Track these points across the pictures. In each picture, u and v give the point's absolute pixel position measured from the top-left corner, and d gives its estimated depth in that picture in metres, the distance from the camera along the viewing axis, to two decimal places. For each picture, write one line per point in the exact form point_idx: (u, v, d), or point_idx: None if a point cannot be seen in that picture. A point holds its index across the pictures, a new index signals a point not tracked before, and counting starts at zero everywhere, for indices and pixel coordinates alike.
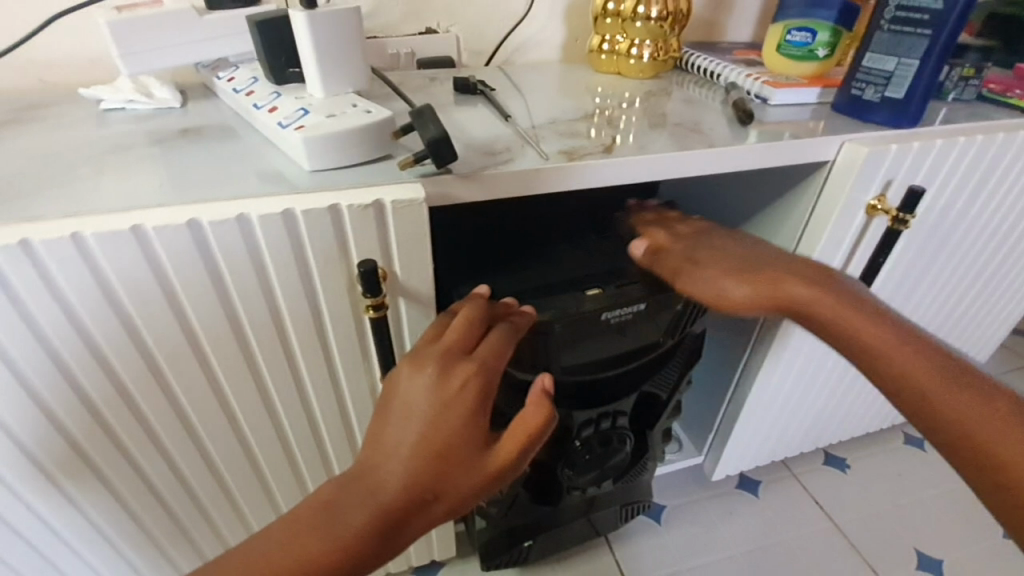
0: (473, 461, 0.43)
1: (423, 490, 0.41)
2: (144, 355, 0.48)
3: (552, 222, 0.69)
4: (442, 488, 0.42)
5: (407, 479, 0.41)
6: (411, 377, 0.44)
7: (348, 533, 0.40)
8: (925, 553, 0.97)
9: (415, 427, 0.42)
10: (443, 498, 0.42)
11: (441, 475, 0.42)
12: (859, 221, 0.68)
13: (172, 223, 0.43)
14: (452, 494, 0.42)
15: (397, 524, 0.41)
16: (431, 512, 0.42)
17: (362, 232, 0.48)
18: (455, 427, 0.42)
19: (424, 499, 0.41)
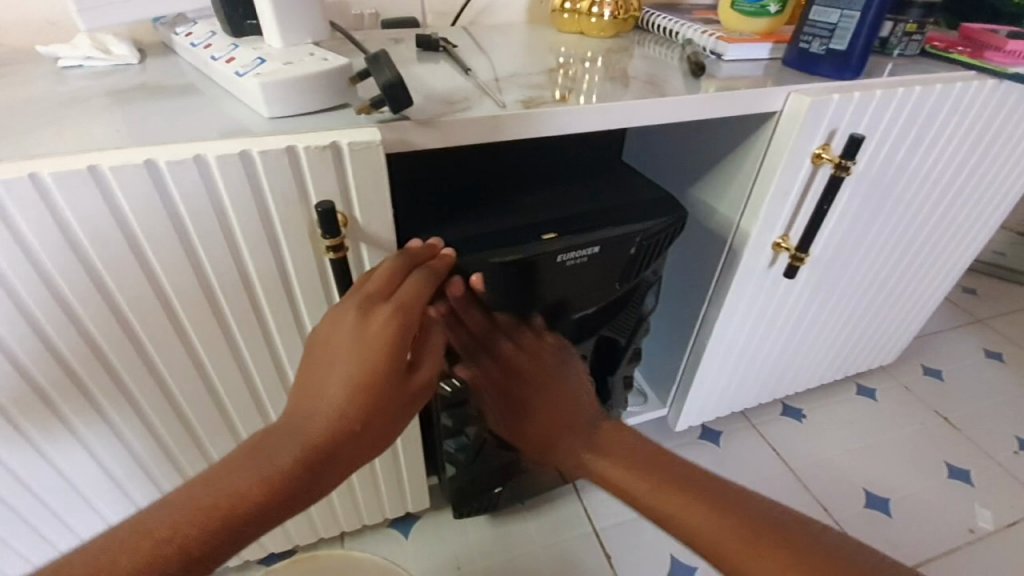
0: (403, 389, 0.44)
1: (358, 419, 0.41)
2: (107, 300, 0.49)
3: (513, 172, 0.71)
4: (376, 420, 0.41)
5: (339, 407, 0.40)
6: (341, 317, 0.44)
7: (276, 468, 0.38)
8: (873, 493, 1.03)
9: (346, 358, 0.42)
10: (377, 429, 0.42)
11: (373, 404, 0.41)
12: (806, 170, 0.72)
13: (129, 162, 0.44)
14: (382, 422, 0.42)
15: (332, 456, 0.39)
16: (365, 446, 0.42)
17: (320, 174, 0.49)
18: (382, 353, 0.42)
19: (359, 431, 0.41)
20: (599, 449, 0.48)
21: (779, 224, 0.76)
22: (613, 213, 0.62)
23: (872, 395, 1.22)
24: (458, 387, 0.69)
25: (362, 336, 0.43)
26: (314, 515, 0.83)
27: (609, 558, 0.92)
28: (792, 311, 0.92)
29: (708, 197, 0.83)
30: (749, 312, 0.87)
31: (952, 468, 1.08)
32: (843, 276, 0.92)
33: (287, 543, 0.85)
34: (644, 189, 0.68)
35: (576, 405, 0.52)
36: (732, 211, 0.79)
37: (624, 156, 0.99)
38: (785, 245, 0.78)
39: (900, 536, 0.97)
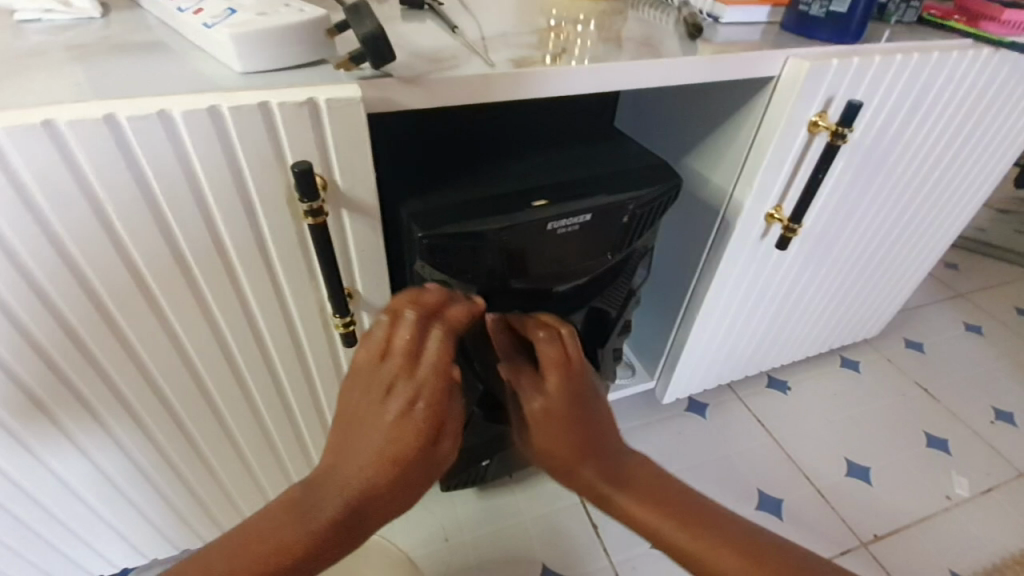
0: (433, 460, 0.42)
1: (380, 506, 0.39)
2: (71, 267, 0.46)
3: (501, 136, 0.68)
4: (396, 500, 0.40)
5: (371, 480, 0.39)
6: (376, 383, 0.42)
7: (305, 529, 0.38)
8: (854, 462, 1.05)
9: (378, 433, 0.40)
10: (396, 507, 0.40)
11: (395, 485, 0.39)
12: (801, 139, 0.70)
13: (84, 115, 0.41)
14: (412, 489, 0.41)
15: (350, 537, 0.39)
16: (383, 520, 0.40)
17: (297, 133, 0.46)
18: (406, 441, 0.40)
19: (378, 513, 0.39)
20: (606, 465, 0.45)
21: (773, 194, 0.75)
22: (606, 180, 0.60)
23: (855, 367, 1.24)
24: None
25: (386, 418, 0.41)
26: None
27: (597, 528, 0.92)
28: (782, 284, 0.91)
29: (701, 167, 0.81)
30: (739, 285, 0.86)
31: (930, 438, 1.11)
32: (833, 249, 0.91)
33: None
34: (637, 156, 0.66)
35: (586, 415, 0.48)
36: (725, 181, 0.77)
37: (617, 122, 0.96)
38: (778, 216, 0.77)
39: (879, 503, 0.99)
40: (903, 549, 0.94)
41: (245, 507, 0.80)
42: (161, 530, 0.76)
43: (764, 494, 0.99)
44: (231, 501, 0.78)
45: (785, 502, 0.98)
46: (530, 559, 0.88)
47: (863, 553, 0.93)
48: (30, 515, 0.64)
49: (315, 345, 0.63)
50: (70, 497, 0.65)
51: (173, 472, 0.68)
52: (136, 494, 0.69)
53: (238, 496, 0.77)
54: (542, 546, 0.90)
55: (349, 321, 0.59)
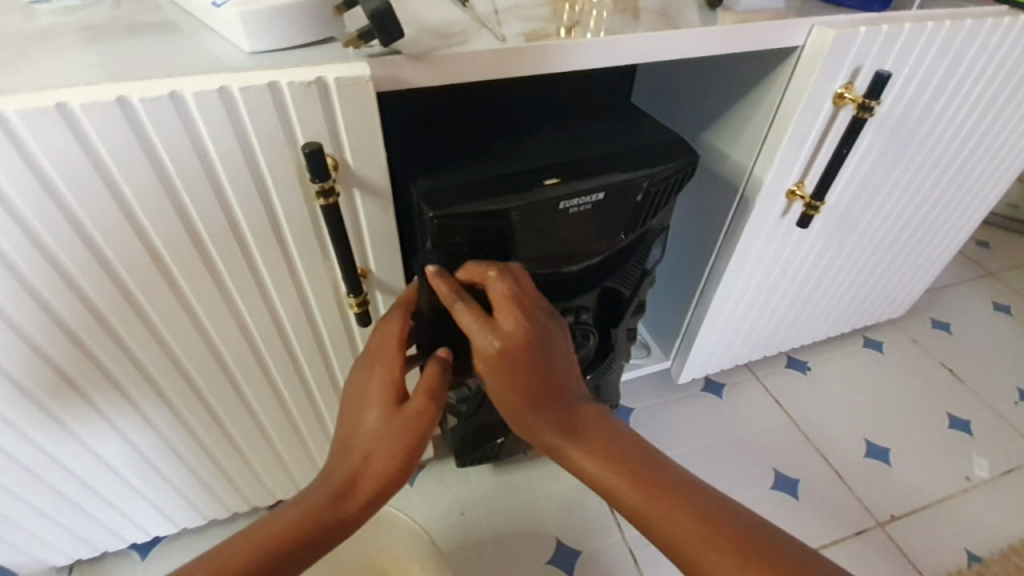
0: (394, 417, 0.45)
1: (372, 449, 0.44)
2: (91, 248, 0.48)
3: (514, 112, 0.67)
4: (383, 439, 0.44)
5: (350, 446, 0.45)
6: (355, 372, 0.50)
7: (303, 508, 0.42)
8: (874, 442, 1.04)
9: (357, 408, 0.47)
10: (387, 448, 0.44)
11: (371, 426, 0.45)
12: (826, 112, 0.68)
13: (101, 98, 0.41)
14: (381, 451, 0.44)
15: (358, 485, 0.43)
16: (381, 460, 0.44)
17: (306, 113, 0.46)
18: (372, 394, 0.47)
19: (370, 453, 0.44)
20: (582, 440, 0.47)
21: (795, 170, 0.73)
22: (619, 158, 0.59)
23: (878, 348, 1.21)
24: None
25: (356, 385, 0.49)
26: (318, 462, 0.84)
27: (610, 505, 0.94)
28: (802, 263, 0.89)
29: (720, 142, 0.79)
30: (758, 264, 0.84)
31: (953, 419, 1.09)
32: (857, 227, 0.89)
33: (294, 490, 0.87)
34: (653, 131, 0.64)
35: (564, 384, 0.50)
36: (744, 156, 0.75)
37: (633, 97, 0.93)
38: (800, 193, 0.75)
39: (897, 483, 0.98)
40: (920, 529, 0.93)
41: (267, 480, 0.82)
42: (188, 500, 0.79)
43: (779, 474, 0.99)
44: (254, 474, 0.80)
45: (801, 482, 0.98)
46: (544, 534, 0.90)
47: (879, 533, 0.92)
48: (64, 484, 0.67)
49: (331, 325, 0.64)
50: (102, 469, 0.68)
51: (198, 446, 0.71)
52: (164, 467, 0.72)
53: (260, 470, 0.80)
54: (555, 521, 0.91)
55: (362, 301, 0.59)
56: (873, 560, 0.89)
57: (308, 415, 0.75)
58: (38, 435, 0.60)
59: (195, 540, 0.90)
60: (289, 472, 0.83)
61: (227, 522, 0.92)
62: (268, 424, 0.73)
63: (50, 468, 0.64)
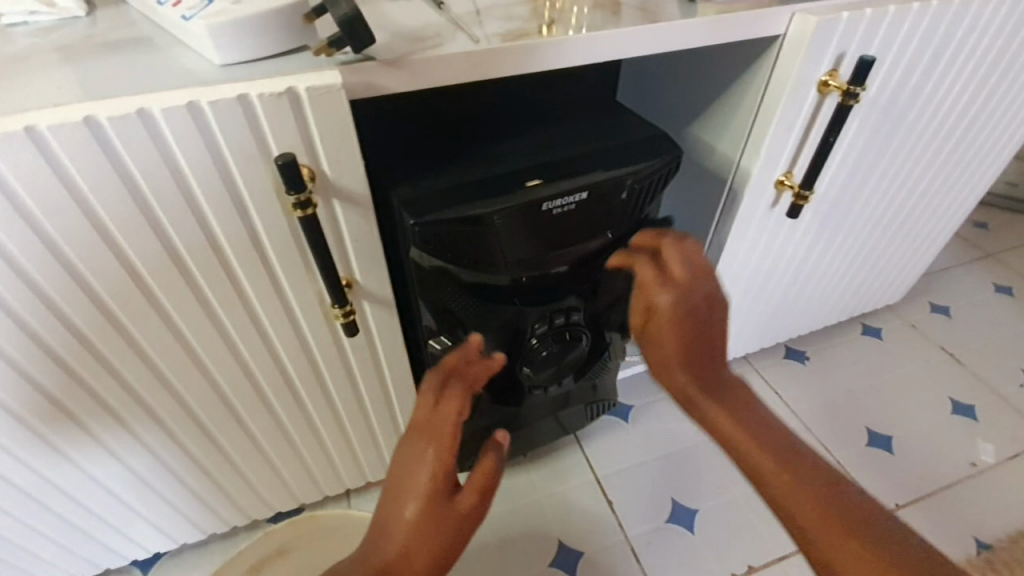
0: (441, 514, 0.41)
1: (412, 553, 0.40)
2: (70, 271, 0.47)
3: (494, 112, 0.66)
4: (426, 542, 0.41)
5: (390, 535, 0.41)
6: (401, 443, 0.44)
7: None
8: (876, 431, 1.03)
9: (397, 492, 0.42)
10: (427, 548, 0.41)
11: (410, 521, 0.41)
12: (811, 100, 0.67)
13: (66, 118, 0.40)
14: (422, 547, 0.41)
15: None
16: (419, 565, 0.40)
17: (279, 124, 0.46)
18: (418, 477, 0.42)
19: (409, 559, 0.40)
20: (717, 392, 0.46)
21: (782, 161, 0.72)
22: (602, 156, 0.58)
23: (876, 334, 1.20)
24: (449, 345, 0.66)
25: (401, 458, 0.44)
26: (316, 473, 0.83)
27: (612, 504, 0.93)
28: (795, 253, 0.88)
29: (706, 135, 0.78)
30: (750, 256, 0.83)
31: (955, 404, 1.08)
32: (849, 214, 0.88)
33: (293, 502, 0.87)
34: (636, 127, 0.63)
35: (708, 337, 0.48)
36: (731, 149, 0.74)
37: (618, 93, 0.92)
38: (788, 182, 0.74)
39: (901, 472, 0.97)
40: (926, 517, 0.92)
41: (264, 493, 0.82)
42: (186, 517, 0.79)
43: None
44: (251, 488, 0.80)
45: None
46: (546, 536, 0.89)
47: None
48: (60, 507, 0.67)
49: (319, 336, 0.64)
50: (97, 490, 0.67)
51: (192, 463, 0.70)
52: (159, 485, 0.71)
53: (257, 484, 0.79)
54: (557, 523, 0.91)
55: (348, 311, 0.58)
56: None
57: (303, 428, 0.74)
58: (30, 459, 0.59)
59: (196, 556, 0.89)
60: (287, 484, 0.83)
61: (228, 537, 0.91)
62: (261, 438, 0.72)
63: (44, 491, 0.64)
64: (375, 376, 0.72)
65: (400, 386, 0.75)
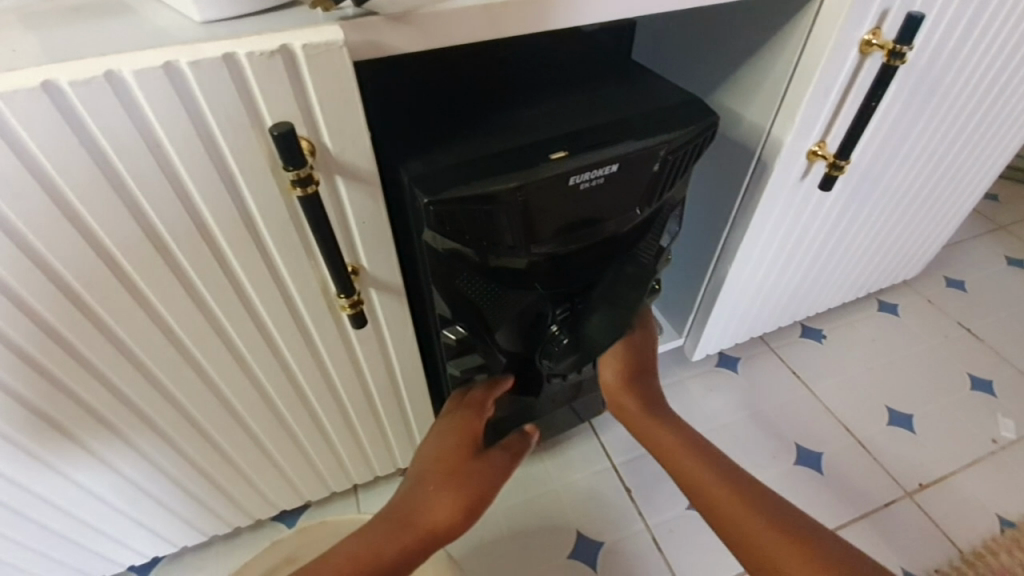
0: (466, 467, 0.56)
1: (439, 496, 0.53)
2: (39, 264, 0.41)
3: (511, 76, 0.59)
4: (450, 489, 0.54)
5: (423, 488, 0.53)
6: (430, 436, 0.61)
7: (377, 532, 0.49)
8: (896, 410, 1.01)
9: (429, 460, 0.57)
10: (453, 492, 0.53)
11: (440, 471, 0.55)
12: (851, 62, 0.61)
13: (18, 83, 0.34)
14: (451, 492, 0.53)
15: (415, 532, 0.50)
16: (443, 511, 0.51)
17: (272, 90, 0.40)
18: (445, 445, 0.58)
19: (435, 502, 0.52)
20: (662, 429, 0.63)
21: (816, 130, 0.67)
22: (631, 124, 0.53)
23: (893, 311, 1.17)
24: (464, 335, 0.61)
25: (432, 441, 0.60)
26: (322, 471, 0.79)
27: (630, 492, 0.90)
28: (821, 228, 0.84)
29: (733, 102, 0.72)
30: (775, 232, 0.79)
31: (975, 379, 1.06)
32: (877, 186, 0.83)
33: (299, 499, 0.83)
34: (666, 92, 0.57)
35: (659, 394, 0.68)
36: (761, 117, 0.69)
37: (633, 55, 0.86)
38: (822, 152, 0.69)
39: (922, 451, 0.95)
40: (949, 496, 0.90)
41: (268, 493, 0.78)
42: (186, 520, 0.75)
43: (802, 448, 0.95)
44: (254, 488, 0.76)
45: (824, 456, 0.94)
46: (564, 527, 0.86)
47: (908, 503, 0.89)
48: (48, 518, 0.62)
49: (323, 329, 0.58)
50: (87, 499, 0.63)
51: (190, 466, 0.66)
52: (154, 490, 0.67)
53: (260, 484, 0.75)
54: (575, 513, 0.88)
55: (355, 301, 0.53)
56: (902, 531, 0.86)
57: (308, 425, 0.70)
58: (11, 470, 0.54)
59: (198, 558, 0.85)
60: (292, 483, 0.79)
61: (231, 538, 0.87)
62: (264, 437, 0.68)
63: (29, 503, 0.59)
64: (383, 369, 0.67)
65: (409, 379, 0.70)
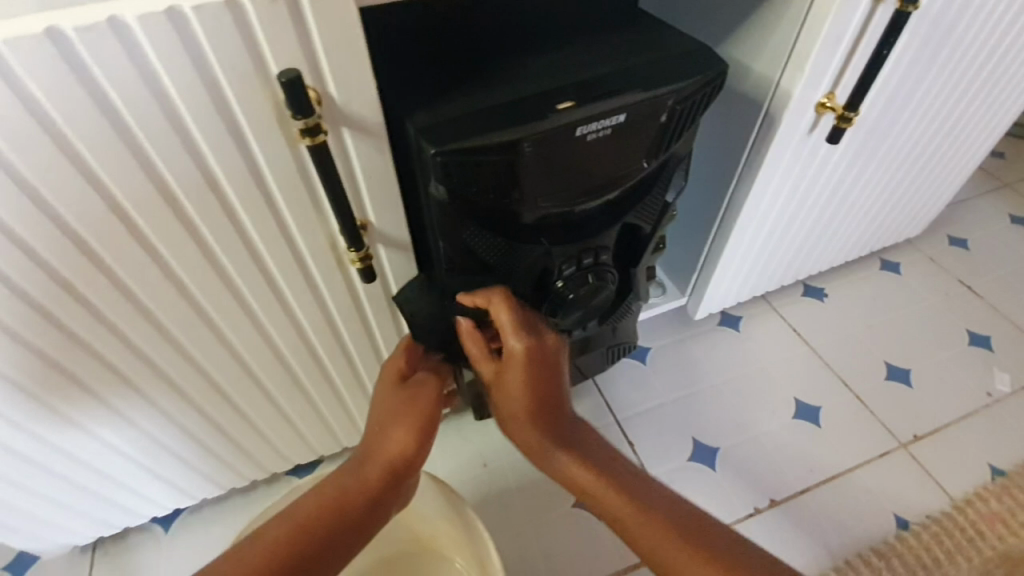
0: (409, 396, 0.56)
1: (390, 429, 0.53)
2: (51, 218, 0.42)
3: (517, 25, 0.58)
4: (399, 420, 0.53)
5: (374, 427, 0.54)
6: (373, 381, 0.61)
7: (337, 476, 0.50)
8: (895, 365, 1.03)
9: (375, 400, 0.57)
10: (399, 420, 0.53)
11: (384, 405, 0.55)
12: (864, 7, 0.60)
13: (22, 29, 0.34)
14: (394, 423, 0.53)
15: (375, 465, 0.51)
16: (396, 443, 0.52)
17: (277, 35, 0.39)
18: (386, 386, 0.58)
19: (388, 437, 0.52)
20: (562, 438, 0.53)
21: (825, 81, 0.66)
22: (638, 73, 0.52)
23: (895, 269, 1.17)
24: (472, 290, 0.62)
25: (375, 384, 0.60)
26: (334, 426, 0.82)
27: (631, 445, 0.93)
28: (826, 184, 0.84)
29: (742, 54, 0.71)
30: (782, 188, 0.79)
31: (973, 335, 1.07)
32: (885, 140, 0.82)
33: (312, 454, 0.86)
34: (676, 41, 0.56)
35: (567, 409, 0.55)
36: (770, 68, 0.67)
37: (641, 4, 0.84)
38: (830, 105, 0.68)
39: (919, 404, 0.97)
40: (943, 447, 0.93)
41: (281, 448, 0.81)
42: (204, 474, 0.78)
43: (801, 403, 0.97)
44: (268, 443, 0.78)
45: (823, 410, 0.97)
46: None
47: (902, 454, 0.92)
48: (72, 468, 0.65)
49: (332, 284, 0.59)
50: (107, 452, 0.65)
51: (205, 421, 0.68)
52: (172, 443, 0.69)
53: (274, 438, 0.78)
54: None
55: (365, 254, 0.54)
56: (895, 479, 0.90)
57: (319, 381, 0.71)
58: (33, 421, 0.57)
59: (217, 510, 0.89)
60: (305, 438, 0.81)
61: (248, 491, 0.90)
62: (276, 392, 0.69)
63: (50, 454, 0.62)
64: (391, 325, 0.68)
65: None
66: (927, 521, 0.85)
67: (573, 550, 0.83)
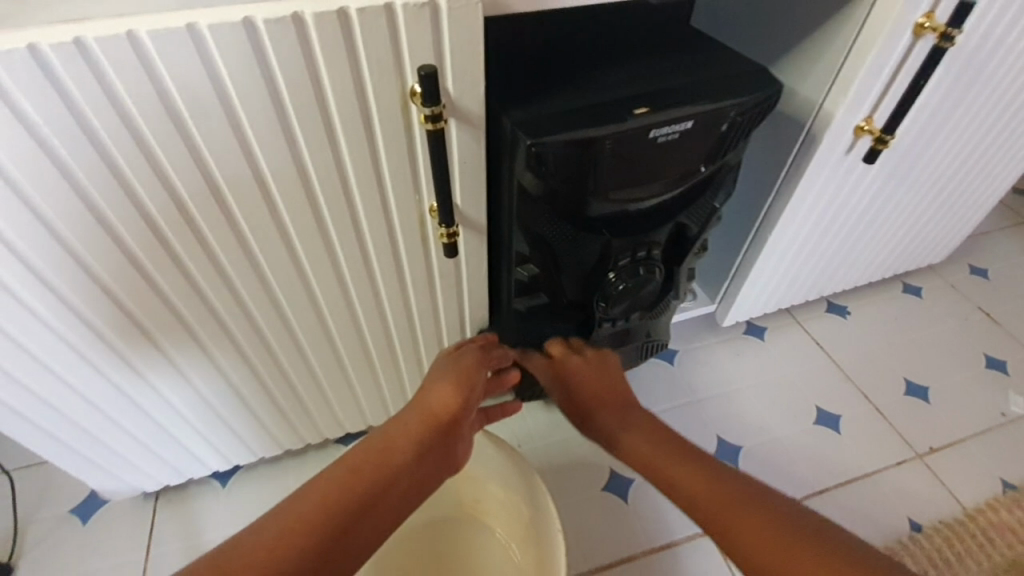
0: (452, 372, 0.64)
1: (435, 390, 0.60)
2: (205, 175, 0.50)
3: (596, 40, 0.66)
4: (445, 385, 0.61)
5: (420, 394, 0.60)
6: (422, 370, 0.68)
7: (384, 430, 0.54)
8: (914, 382, 1.07)
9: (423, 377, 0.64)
10: (444, 385, 0.60)
11: (433, 377, 0.63)
12: (905, 42, 0.67)
13: (225, 17, 0.42)
14: (440, 388, 0.60)
15: (421, 420, 0.56)
16: (441, 400, 0.58)
17: (415, 36, 0.47)
18: (435, 366, 0.66)
19: (434, 397, 0.59)
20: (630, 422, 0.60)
21: (865, 106, 0.73)
22: (704, 87, 0.59)
23: (916, 293, 1.22)
24: (536, 272, 0.69)
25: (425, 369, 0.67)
26: (387, 398, 0.88)
27: None
28: (857, 204, 0.90)
29: (788, 78, 0.78)
30: (817, 203, 0.85)
31: (989, 359, 1.12)
32: (914, 166, 0.89)
33: (362, 423, 0.92)
34: (737, 62, 0.63)
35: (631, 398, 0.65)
36: (815, 91, 0.74)
37: (692, 21, 0.90)
38: (868, 128, 0.75)
39: (935, 420, 1.02)
40: (957, 460, 0.97)
41: (338, 415, 0.87)
42: (267, 431, 0.84)
43: (822, 411, 1.02)
44: (327, 407, 0.85)
45: (843, 418, 1.02)
46: (598, 464, 0.95)
47: (918, 464, 0.97)
48: (159, 410, 0.72)
49: (414, 260, 0.66)
50: (192, 399, 0.72)
51: (281, 378, 0.75)
52: (246, 397, 0.76)
53: (334, 403, 0.84)
54: (610, 455, 0.96)
55: (452, 232, 0.61)
56: (910, 486, 0.94)
57: (384, 351, 0.78)
58: (142, 359, 0.64)
59: (269, 470, 0.95)
60: (360, 406, 0.88)
61: (298, 455, 0.97)
62: (346, 358, 0.76)
63: (147, 393, 0.69)
64: (455, 303, 0.75)
65: (476, 315, 0.78)
66: (939, 525, 0.89)
67: (605, 532, 0.88)
